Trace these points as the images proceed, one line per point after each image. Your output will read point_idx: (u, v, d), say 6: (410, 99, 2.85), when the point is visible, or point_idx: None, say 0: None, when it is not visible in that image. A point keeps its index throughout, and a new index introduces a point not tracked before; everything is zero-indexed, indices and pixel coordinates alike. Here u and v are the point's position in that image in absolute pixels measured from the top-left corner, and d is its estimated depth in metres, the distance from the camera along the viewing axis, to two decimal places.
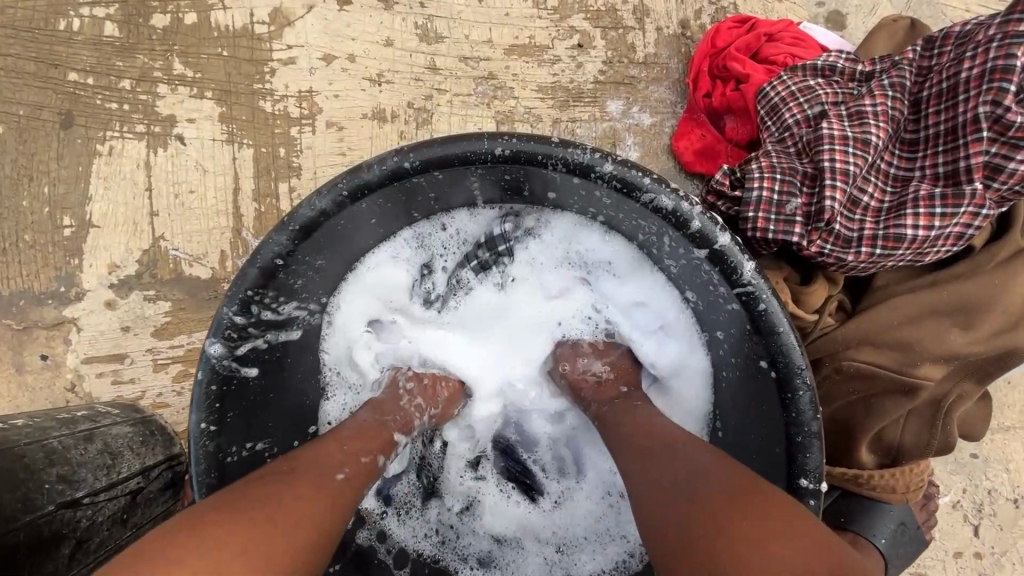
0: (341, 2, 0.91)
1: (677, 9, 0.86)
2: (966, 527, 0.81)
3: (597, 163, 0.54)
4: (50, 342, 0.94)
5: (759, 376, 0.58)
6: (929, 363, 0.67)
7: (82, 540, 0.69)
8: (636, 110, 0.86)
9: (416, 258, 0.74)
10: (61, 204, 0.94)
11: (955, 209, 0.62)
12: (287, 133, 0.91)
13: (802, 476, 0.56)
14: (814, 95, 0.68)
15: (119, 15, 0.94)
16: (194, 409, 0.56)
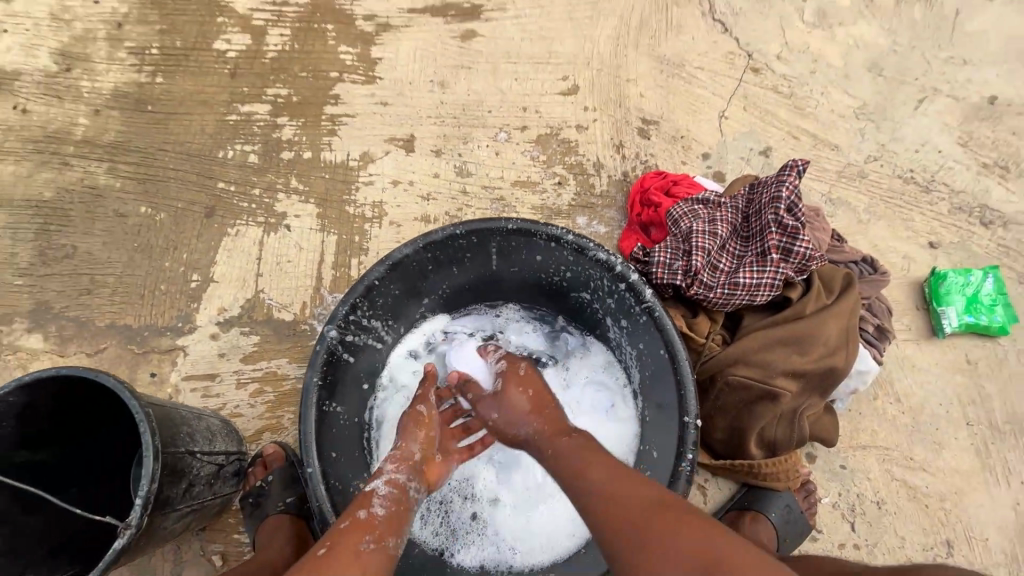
0: (407, 150, 1.41)
1: (621, 165, 1.37)
2: (844, 523, 1.08)
3: (564, 235, 0.96)
4: (161, 362, 1.26)
5: (659, 360, 0.92)
6: (783, 376, 1.02)
7: (191, 484, 0.94)
8: (595, 224, 1.33)
9: (460, 324, 1.14)
10: (192, 265, 1.34)
11: (767, 272, 0.99)
12: (362, 227, 1.35)
13: (684, 414, 0.86)
14: (692, 209, 1.09)
15: (260, 150, 1.42)
16: (311, 366, 0.89)
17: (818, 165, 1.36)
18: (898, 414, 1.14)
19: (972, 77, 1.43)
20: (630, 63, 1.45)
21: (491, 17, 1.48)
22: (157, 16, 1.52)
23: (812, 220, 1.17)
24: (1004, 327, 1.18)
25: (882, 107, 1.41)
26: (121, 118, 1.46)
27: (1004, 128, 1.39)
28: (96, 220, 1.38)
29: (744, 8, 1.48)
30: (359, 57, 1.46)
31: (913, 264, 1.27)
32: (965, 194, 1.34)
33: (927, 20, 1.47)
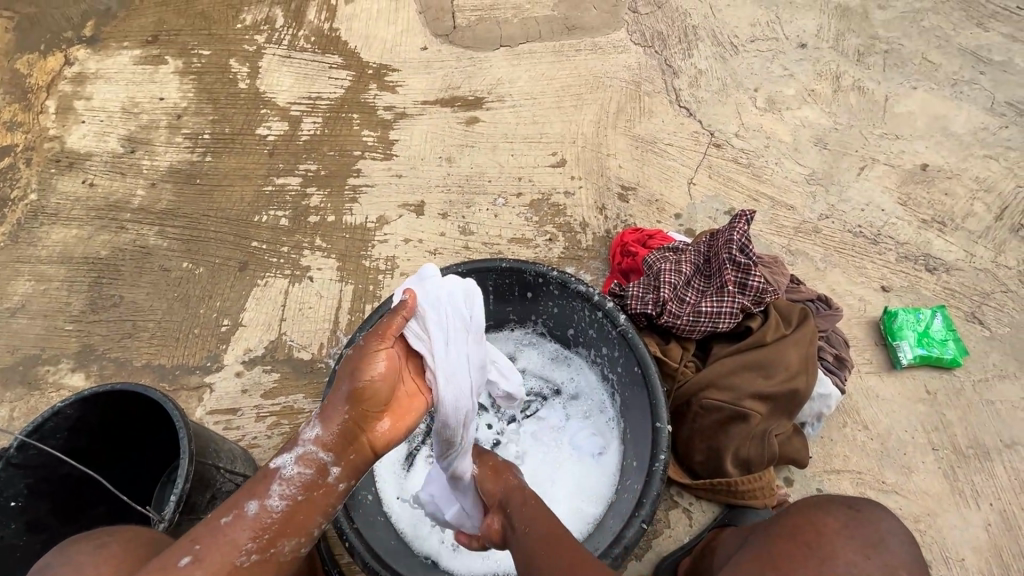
0: (418, 214, 1.62)
1: (603, 224, 1.57)
2: None
3: (549, 271, 1.13)
4: (189, 398, 1.39)
5: (635, 376, 1.05)
6: (751, 398, 1.13)
7: (214, 496, 1.04)
8: (582, 273, 1.51)
9: None
10: (224, 312, 1.50)
11: (726, 302, 1.15)
12: (376, 278, 1.53)
13: (656, 419, 0.97)
14: (662, 255, 1.27)
15: (291, 215, 1.63)
16: (331, 382, 1.03)
17: (777, 222, 1.55)
18: (866, 440, 1.24)
19: (905, 149, 1.66)
20: (609, 141, 1.70)
21: (491, 107, 1.76)
22: (210, 108, 1.81)
23: (771, 265, 1.32)
24: (955, 359, 1.30)
25: (829, 173, 1.63)
26: (173, 189, 1.70)
27: (938, 189, 1.59)
28: (143, 274, 1.58)
29: (706, 97, 1.75)
30: (380, 139, 1.72)
31: (869, 305, 1.41)
32: (910, 244, 1.51)
33: (861, 104, 1.73)
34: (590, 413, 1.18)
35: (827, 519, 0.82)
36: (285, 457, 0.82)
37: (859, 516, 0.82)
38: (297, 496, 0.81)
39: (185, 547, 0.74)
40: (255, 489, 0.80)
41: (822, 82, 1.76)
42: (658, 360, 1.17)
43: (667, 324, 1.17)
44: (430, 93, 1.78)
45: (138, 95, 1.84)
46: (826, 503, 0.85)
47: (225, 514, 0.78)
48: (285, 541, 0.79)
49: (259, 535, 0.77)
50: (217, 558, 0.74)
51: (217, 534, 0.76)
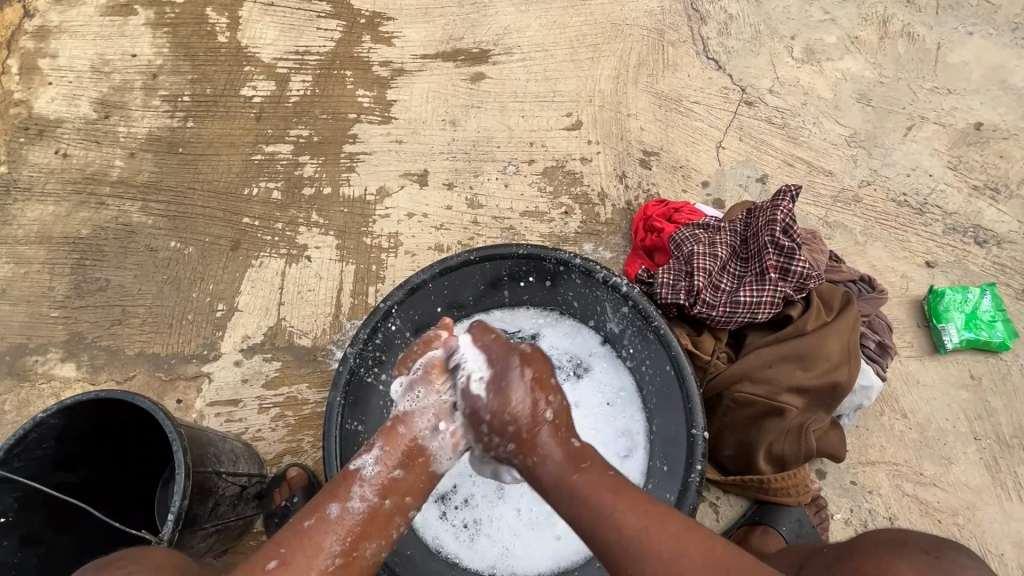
0: (421, 185, 1.48)
1: (624, 194, 1.44)
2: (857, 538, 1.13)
3: (572, 259, 1.03)
4: (186, 390, 1.33)
5: (667, 374, 0.98)
6: (788, 392, 1.05)
7: (217, 502, 1.00)
8: (601, 249, 1.40)
9: None
10: (218, 295, 1.40)
11: (767, 291, 1.08)
12: (378, 257, 1.42)
13: (692, 426, 0.92)
14: (693, 232, 1.17)
15: (283, 187, 1.50)
16: (335, 387, 0.97)
17: (813, 191, 1.42)
18: (904, 430, 1.20)
19: (958, 105, 1.50)
20: (630, 100, 1.53)
21: (498, 61, 1.58)
22: (189, 65, 1.62)
23: (810, 242, 1.20)
24: (1004, 342, 1.24)
25: (873, 135, 1.48)
26: (154, 160, 1.55)
27: (992, 152, 1.46)
28: (128, 255, 1.47)
29: (736, 47, 1.57)
30: (376, 99, 1.56)
31: (912, 283, 1.32)
32: (958, 215, 1.40)
33: (911, 53, 1.55)
34: (614, 406, 1.10)
35: (897, 564, 0.71)
36: (361, 458, 0.80)
37: (939, 565, 0.70)
38: (381, 494, 0.78)
39: (273, 551, 0.73)
40: (336, 491, 0.78)
41: (867, 28, 1.57)
42: (689, 353, 1.10)
43: (700, 315, 1.10)
44: (430, 45, 1.60)
45: (108, 52, 1.64)
46: (900, 548, 0.74)
47: (305, 519, 0.75)
48: (368, 544, 0.76)
49: (342, 539, 0.74)
50: (301, 565, 0.71)
51: (303, 540, 0.73)
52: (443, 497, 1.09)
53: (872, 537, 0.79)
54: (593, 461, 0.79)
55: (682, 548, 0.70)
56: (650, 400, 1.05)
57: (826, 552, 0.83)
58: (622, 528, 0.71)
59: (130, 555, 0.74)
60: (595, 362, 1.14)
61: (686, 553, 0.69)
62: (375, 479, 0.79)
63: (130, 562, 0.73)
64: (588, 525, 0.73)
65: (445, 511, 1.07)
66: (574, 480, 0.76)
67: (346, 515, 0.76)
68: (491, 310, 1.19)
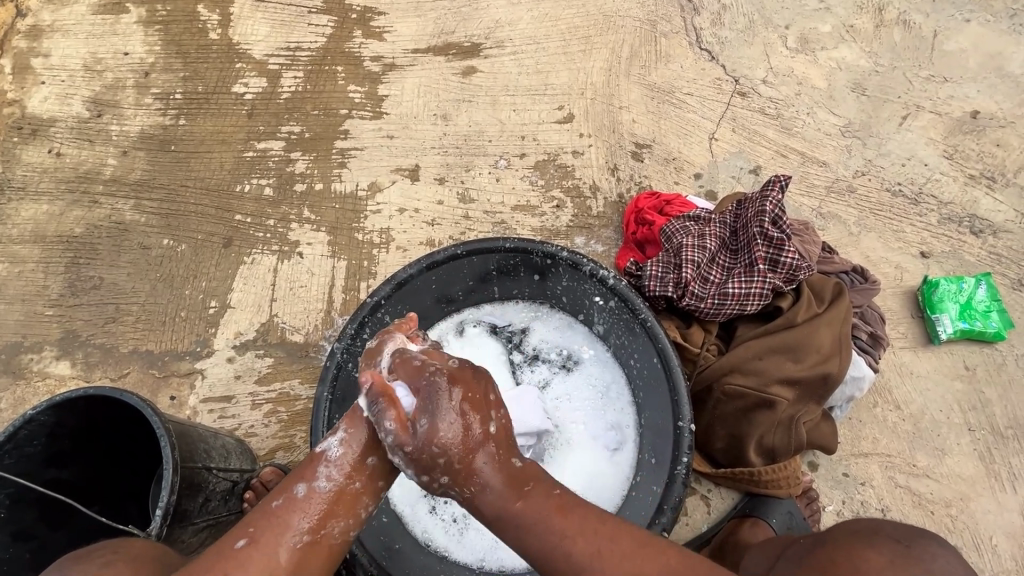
0: (413, 180, 1.48)
1: (616, 187, 1.43)
2: None
3: (559, 252, 1.03)
4: (180, 387, 1.33)
5: (654, 367, 0.98)
6: (778, 384, 1.05)
7: (207, 498, 1.01)
8: (592, 243, 1.40)
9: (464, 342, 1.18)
10: (211, 293, 1.41)
11: (756, 283, 1.07)
12: (370, 252, 1.42)
13: (679, 418, 0.91)
14: (683, 225, 1.16)
15: (275, 184, 1.49)
16: (323, 381, 0.97)
17: (807, 181, 1.41)
18: (897, 422, 1.19)
19: (954, 94, 1.48)
20: (622, 92, 1.52)
21: (490, 54, 1.57)
22: (180, 63, 1.62)
23: (801, 233, 1.19)
24: (999, 333, 1.23)
25: (868, 124, 1.47)
26: (146, 158, 1.55)
27: (989, 140, 1.44)
28: (121, 253, 1.47)
29: (730, 37, 1.56)
30: (368, 95, 1.55)
31: (906, 274, 1.31)
32: (954, 205, 1.38)
33: (907, 41, 1.53)
34: (603, 400, 1.10)
35: (868, 553, 0.71)
36: (327, 440, 0.80)
37: (909, 553, 0.70)
38: (347, 476, 0.78)
39: (242, 531, 0.75)
40: (303, 471, 0.78)
41: (863, 16, 1.56)
42: (678, 345, 1.09)
43: (689, 307, 1.10)
44: (421, 39, 1.59)
45: (100, 51, 1.64)
46: (870, 536, 0.74)
47: (274, 499, 0.77)
48: (334, 523, 0.76)
49: (309, 518, 0.75)
50: (268, 540, 0.73)
51: (269, 519, 0.75)
52: (433, 491, 1.09)
53: (842, 527, 0.79)
54: (536, 483, 0.76)
55: (636, 568, 0.70)
56: (638, 393, 1.05)
57: (799, 543, 0.83)
58: (573, 553, 0.71)
59: (112, 550, 0.75)
60: (584, 355, 1.14)
61: (641, 572, 0.70)
62: (340, 461, 0.78)
63: (113, 549, 0.76)
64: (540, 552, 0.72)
65: (435, 506, 1.07)
66: (517, 508, 0.74)
67: (312, 494, 0.76)
68: (482, 304, 1.18)
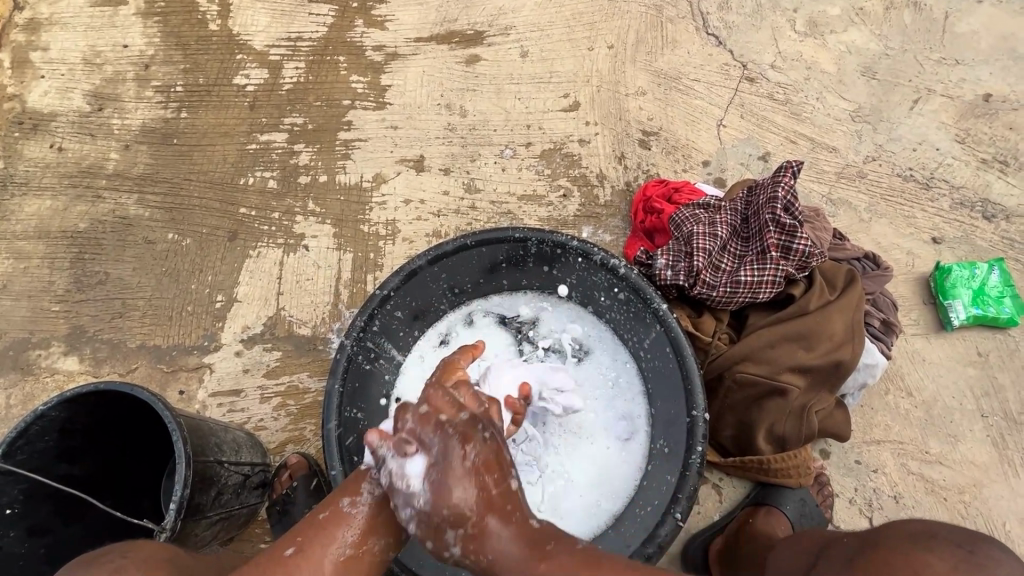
0: (418, 170, 1.46)
1: (623, 175, 1.42)
2: (862, 518, 1.12)
3: (569, 242, 1.02)
4: (189, 380, 1.33)
5: (666, 355, 0.97)
6: (790, 372, 1.04)
7: (220, 491, 1.01)
8: (600, 232, 1.38)
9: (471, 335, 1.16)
10: (217, 286, 1.40)
11: (768, 271, 1.06)
12: (376, 244, 1.41)
13: (693, 408, 0.91)
14: (693, 212, 1.15)
15: (279, 176, 1.48)
16: (334, 374, 0.96)
17: (816, 167, 1.40)
18: (909, 409, 1.19)
19: (966, 76, 1.46)
20: (629, 78, 1.50)
21: (494, 42, 1.55)
22: (181, 55, 1.60)
23: (813, 220, 1.18)
24: (1012, 318, 1.22)
25: (879, 109, 1.45)
26: (149, 152, 1.54)
27: (1001, 123, 1.42)
28: (126, 248, 1.47)
29: (737, 22, 1.53)
30: (371, 85, 1.53)
31: (917, 260, 1.30)
32: (966, 189, 1.36)
33: (918, 23, 1.50)
34: (611, 392, 1.10)
35: (928, 557, 0.70)
36: (373, 457, 0.82)
37: (969, 559, 0.69)
38: (388, 495, 0.78)
39: (289, 538, 0.76)
40: (349, 485, 0.79)
41: None
42: (689, 334, 1.09)
43: (700, 296, 1.09)
44: (424, 28, 1.57)
45: (98, 43, 1.62)
46: (927, 540, 0.73)
47: (321, 511, 0.78)
48: (374, 540, 0.76)
49: (354, 531, 0.76)
50: (315, 550, 0.74)
51: (315, 525, 0.76)
52: None
53: (895, 527, 0.78)
54: None
55: None
56: (650, 383, 1.04)
57: (847, 540, 0.82)
58: None
59: (106, 556, 0.74)
60: (597, 348, 1.13)
61: None
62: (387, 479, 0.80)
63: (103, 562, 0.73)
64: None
65: None
66: None
67: (357, 507, 0.77)
68: (491, 295, 1.17)
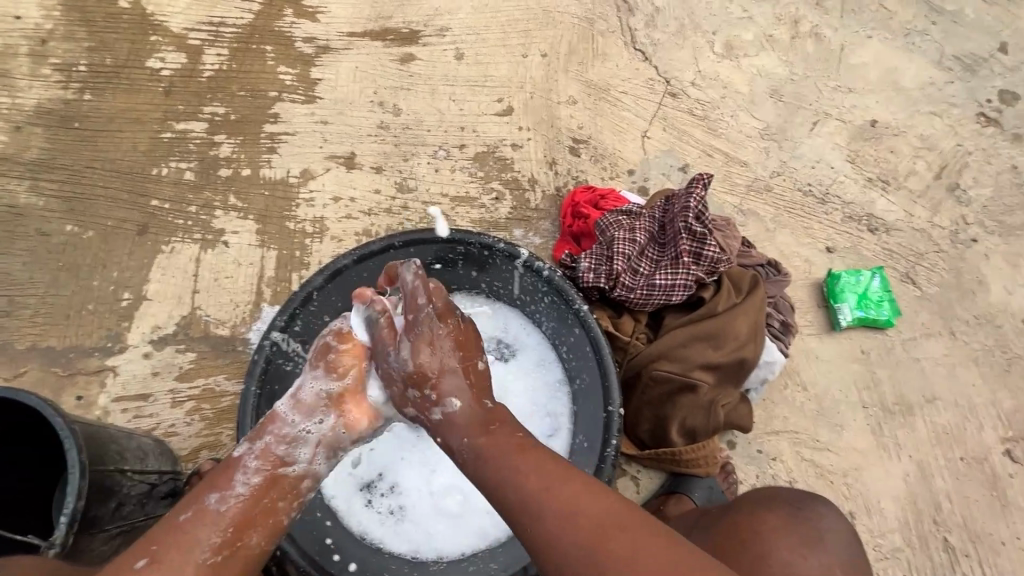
0: (348, 167, 1.43)
1: (554, 180, 1.46)
2: None
3: (496, 244, 1.07)
4: (88, 385, 1.23)
5: (586, 355, 1.03)
6: (699, 369, 1.12)
7: (120, 502, 0.94)
8: (531, 235, 1.42)
9: None
10: (124, 283, 1.31)
11: (681, 275, 1.14)
12: (302, 242, 1.36)
13: (609, 402, 0.99)
14: (615, 219, 1.21)
15: (197, 168, 1.40)
16: (250, 375, 0.94)
17: (729, 180, 1.51)
18: (804, 401, 1.31)
19: (857, 104, 1.63)
20: (561, 87, 1.55)
21: (429, 42, 1.55)
22: (85, 32, 1.48)
23: (723, 228, 1.27)
24: (889, 320, 1.37)
25: (784, 128, 1.58)
26: (45, 135, 1.41)
27: (884, 147, 1.60)
28: (15, 240, 1.33)
29: (662, 39, 1.62)
30: (300, 77, 1.49)
31: (814, 267, 1.44)
32: (855, 204, 1.52)
33: (818, 53, 1.66)
34: (536, 392, 1.12)
35: (771, 519, 0.83)
36: (246, 447, 0.78)
37: (804, 520, 0.83)
38: (264, 482, 0.76)
39: (139, 551, 0.69)
40: (216, 480, 0.74)
41: (781, 27, 1.67)
42: (610, 334, 1.14)
43: (620, 298, 1.15)
44: (357, 23, 1.54)
45: None
46: (767, 503, 0.87)
47: (180, 513, 0.72)
48: (251, 533, 0.74)
49: (220, 531, 0.71)
50: (175, 558, 0.68)
51: (173, 534, 0.70)
52: (370, 485, 1.07)
53: (748, 495, 0.91)
54: (501, 423, 0.79)
55: (578, 504, 0.69)
56: (573, 381, 1.08)
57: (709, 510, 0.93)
58: (524, 488, 0.71)
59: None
60: (520, 351, 1.15)
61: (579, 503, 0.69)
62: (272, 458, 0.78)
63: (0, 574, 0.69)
64: (500, 502, 0.72)
65: (371, 500, 1.06)
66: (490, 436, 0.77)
67: (226, 502, 0.73)
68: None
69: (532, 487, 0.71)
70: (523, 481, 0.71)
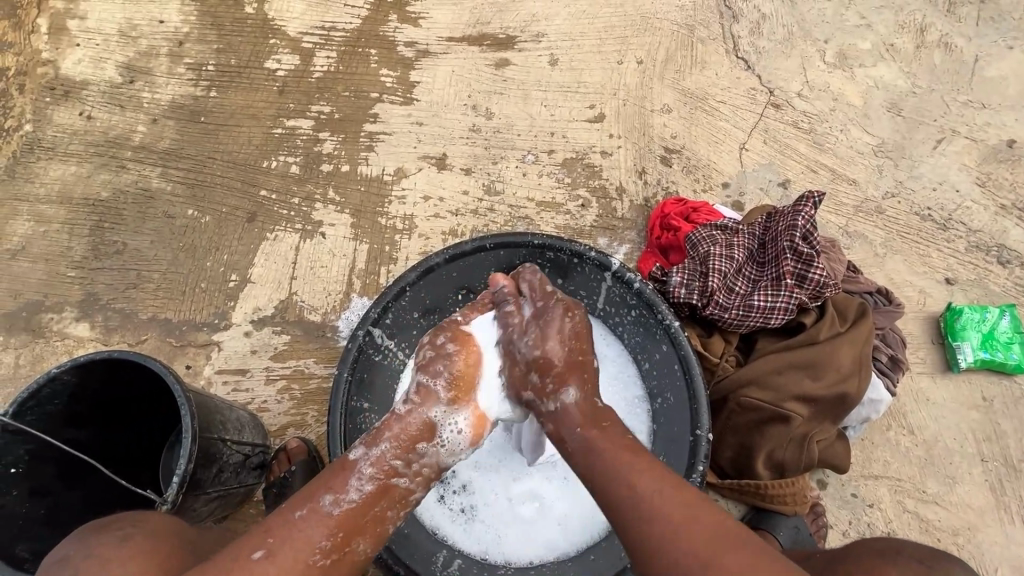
0: (439, 168, 1.48)
1: (642, 190, 1.43)
2: None
3: (586, 252, 1.04)
4: (196, 357, 1.34)
5: (675, 374, 0.98)
6: (794, 400, 1.05)
7: (220, 469, 1.02)
8: (615, 245, 1.39)
9: None
10: (232, 266, 1.42)
11: (781, 298, 1.07)
12: (392, 238, 1.42)
13: (697, 427, 0.92)
14: (710, 233, 1.16)
15: (302, 162, 1.50)
16: (343, 362, 0.98)
17: (835, 199, 1.40)
18: (910, 446, 1.19)
19: (991, 121, 1.46)
20: (655, 95, 1.51)
21: (525, 47, 1.56)
22: (215, 35, 1.62)
23: (829, 250, 1.18)
24: (1020, 365, 1.22)
25: (901, 145, 1.45)
26: (176, 127, 1.56)
27: (1023, 170, 1.42)
28: (145, 220, 1.48)
29: (767, 47, 1.54)
30: (400, 80, 1.55)
31: (929, 299, 1.30)
32: (983, 233, 1.37)
33: (947, 64, 1.51)
34: (615, 407, 1.10)
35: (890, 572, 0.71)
36: (362, 451, 0.81)
37: (931, 574, 0.69)
38: (376, 490, 0.79)
39: (257, 541, 0.72)
40: (332, 482, 0.78)
41: (904, 35, 1.53)
42: (697, 354, 1.09)
43: (712, 317, 1.10)
44: (457, 28, 1.58)
45: (136, 17, 1.64)
46: (892, 556, 0.74)
47: (295, 510, 0.75)
48: (360, 539, 0.77)
49: (332, 532, 0.75)
50: (291, 552, 0.72)
51: (289, 530, 0.73)
52: (442, 482, 1.09)
53: (864, 544, 0.79)
54: (612, 423, 0.82)
55: (692, 518, 0.70)
56: (657, 400, 1.04)
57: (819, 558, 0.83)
58: (635, 485, 0.73)
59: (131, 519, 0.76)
60: (600, 363, 1.13)
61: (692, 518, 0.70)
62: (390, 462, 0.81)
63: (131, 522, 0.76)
64: (606, 492, 0.74)
65: (443, 497, 1.08)
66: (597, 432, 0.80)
67: (339, 506, 0.76)
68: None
69: (642, 486, 0.73)
70: (634, 483, 0.73)
